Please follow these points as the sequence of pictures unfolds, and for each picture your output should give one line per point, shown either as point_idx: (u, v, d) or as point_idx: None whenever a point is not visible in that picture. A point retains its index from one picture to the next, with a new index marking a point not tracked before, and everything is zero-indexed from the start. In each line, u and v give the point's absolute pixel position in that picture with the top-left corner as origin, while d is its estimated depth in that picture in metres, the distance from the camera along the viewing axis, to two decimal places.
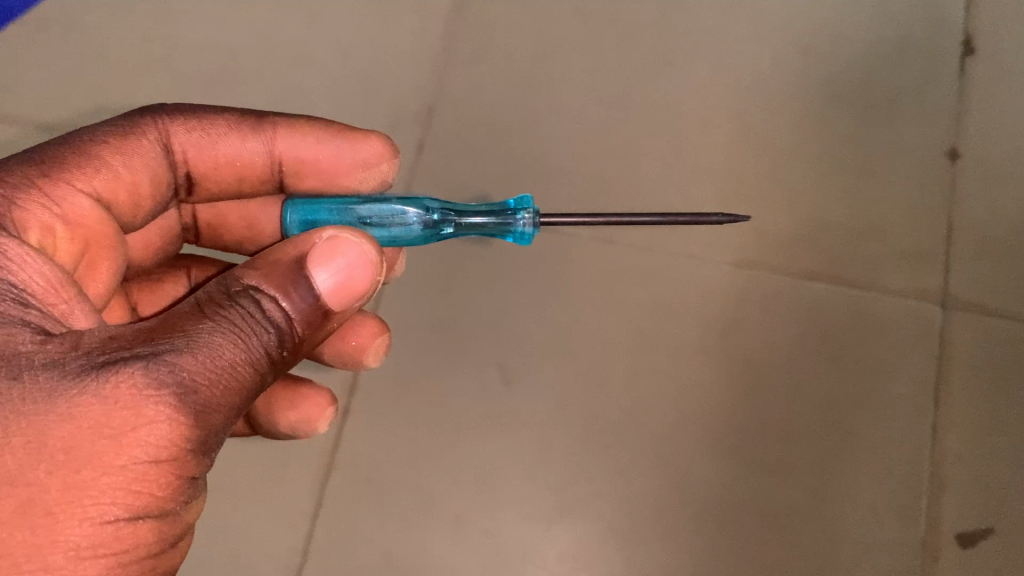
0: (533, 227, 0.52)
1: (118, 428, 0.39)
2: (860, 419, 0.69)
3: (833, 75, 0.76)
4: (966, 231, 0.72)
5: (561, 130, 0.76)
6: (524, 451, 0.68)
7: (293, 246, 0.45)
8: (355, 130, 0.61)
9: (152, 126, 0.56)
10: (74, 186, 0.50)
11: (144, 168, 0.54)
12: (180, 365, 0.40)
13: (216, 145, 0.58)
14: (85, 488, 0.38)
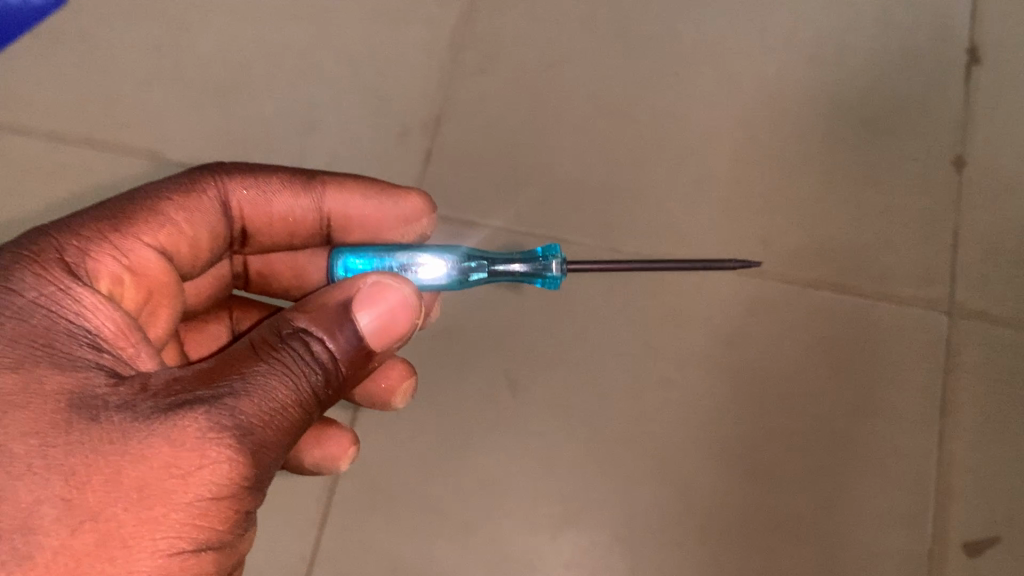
0: (560, 272, 0.57)
1: (186, 466, 0.41)
2: (869, 427, 0.69)
3: (840, 84, 0.76)
4: (973, 239, 0.72)
5: (570, 138, 0.76)
6: (531, 457, 0.69)
7: (337, 293, 0.49)
8: (398, 187, 0.65)
9: (212, 185, 0.60)
10: (142, 239, 0.54)
11: (202, 224, 0.58)
12: (241, 407, 0.43)
13: (271, 203, 0.62)
14: (156, 524, 0.41)
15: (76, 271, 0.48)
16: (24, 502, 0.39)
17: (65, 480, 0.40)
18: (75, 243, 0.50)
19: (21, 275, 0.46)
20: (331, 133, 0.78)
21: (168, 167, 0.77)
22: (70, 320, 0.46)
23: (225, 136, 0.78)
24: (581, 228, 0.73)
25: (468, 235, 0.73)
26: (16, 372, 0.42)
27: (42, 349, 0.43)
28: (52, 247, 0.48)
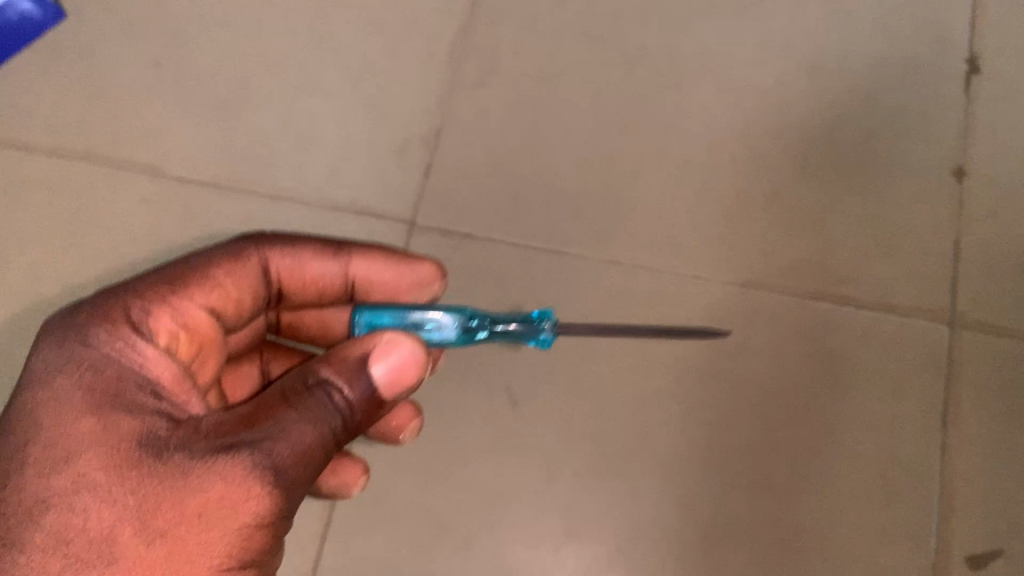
0: (553, 333, 0.59)
1: (223, 506, 0.47)
2: (870, 440, 0.68)
3: (840, 96, 0.76)
4: (974, 249, 0.72)
5: (570, 149, 0.76)
6: (533, 471, 0.69)
7: (355, 346, 0.52)
8: (415, 255, 0.66)
9: (255, 254, 0.63)
10: (193, 299, 0.59)
11: (243, 284, 0.62)
12: (277, 449, 0.48)
13: (306, 267, 0.65)
14: (212, 546, 0.47)
15: (141, 325, 0.55)
16: (93, 534, 0.46)
17: (126, 517, 0.46)
18: (139, 301, 0.56)
19: (97, 335, 0.53)
20: (331, 146, 0.78)
21: (169, 182, 0.77)
22: (136, 371, 0.52)
23: (225, 150, 0.78)
24: (582, 241, 0.73)
25: (469, 249, 0.73)
26: (91, 419, 0.49)
27: (112, 401, 0.50)
28: (120, 306, 0.55)
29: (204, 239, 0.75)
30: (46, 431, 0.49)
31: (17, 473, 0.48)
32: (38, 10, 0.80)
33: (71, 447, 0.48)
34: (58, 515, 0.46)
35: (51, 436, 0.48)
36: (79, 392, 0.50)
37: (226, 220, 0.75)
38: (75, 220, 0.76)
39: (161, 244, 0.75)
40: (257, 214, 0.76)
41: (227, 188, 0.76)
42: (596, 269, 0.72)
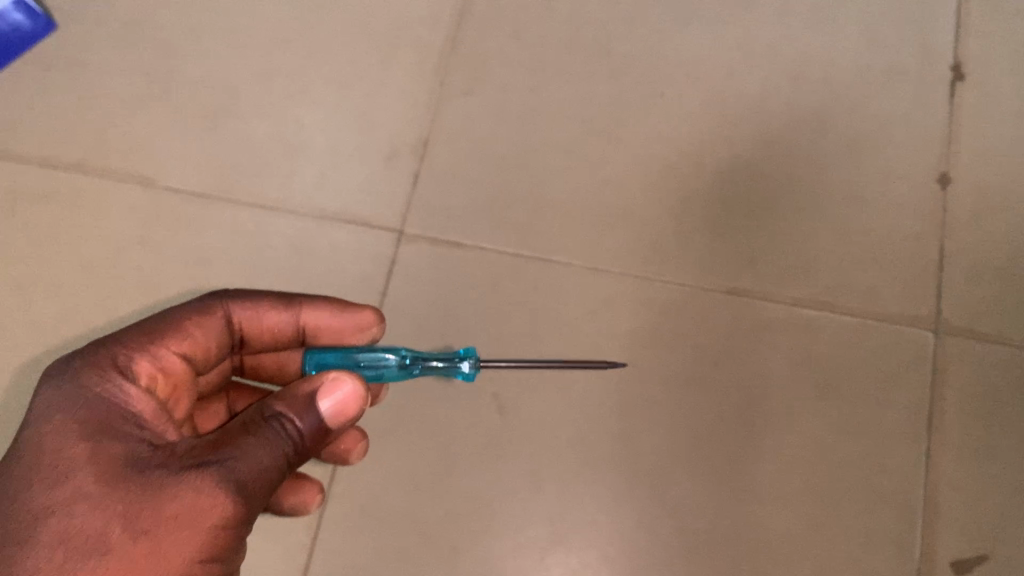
0: (475, 369, 0.64)
1: (196, 515, 0.49)
2: (855, 446, 0.69)
3: (824, 105, 0.77)
4: (958, 256, 0.72)
5: (556, 158, 0.76)
6: (519, 478, 0.69)
7: (304, 383, 0.55)
8: (354, 303, 0.67)
9: (219, 307, 0.63)
10: (166, 347, 0.59)
11: (210, 337, 0.62)
12: (239, 467, 0.51)
13: (263, 317, 0.65)
14: (184, 546, 0.49)
15: (117, 369, 0.55)
16: (81, 539, 0.48)
17: (112, 523, 0.49)
18: (115, 349, 0.57)
19: (82, 374, 0.54)
20: (319, 156, 0.78)
21: (160, 193, 0.77)
22: (120, 406, 0.54)
23: (214, 160, 0.78)
24: (568, 250, 0.74)
25: (456, 258, 0.74)
26: (81, 447, 0.51)
27: (97, 434, 0.52)
28: (104, 350, 0.56)
29: (193, 249, 0.76)
30: (38, 456, 0.51)
31: (14, 490, 0.50)
32: (29, 21, 0.80)
33: (61, 469, 0.50)
34: (53, 523, 0.49)
35: (44, 460, 0.51)
36: (66, 423, 0.52)
37: (215, 230, 0.76)
38: (65, 230, 0.76)
39: (151, 254, 0.76)
40: (245, 224, 0.76)
41: (216, 198, 0.77)
42: (582, 277, 0.73)
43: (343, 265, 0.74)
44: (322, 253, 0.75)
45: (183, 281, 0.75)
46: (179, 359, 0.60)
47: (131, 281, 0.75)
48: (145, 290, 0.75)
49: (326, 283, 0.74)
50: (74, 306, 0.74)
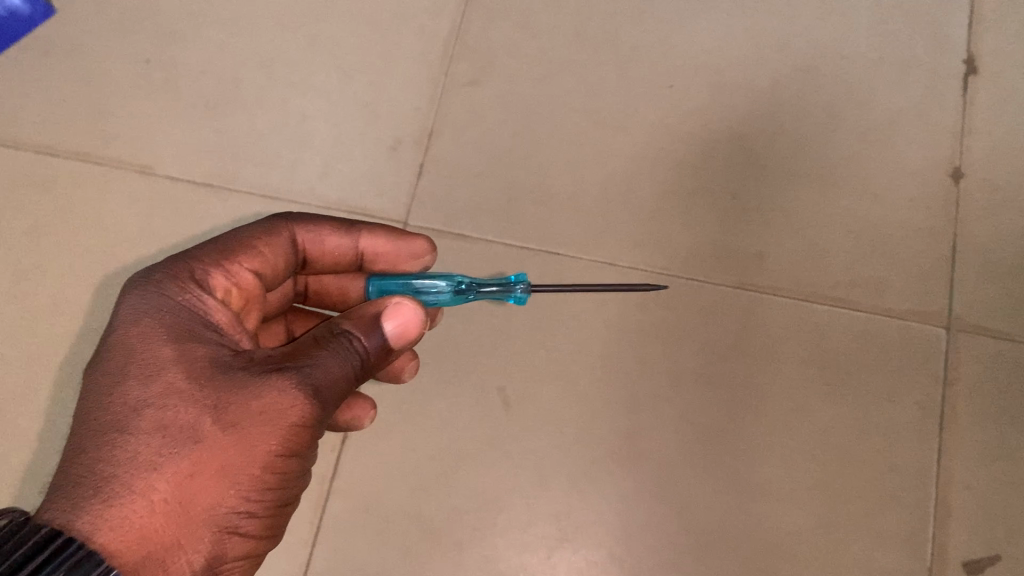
0: (526, 293, 0.62)
1: (282, 412, 0.49)
2: (866, 444, 0.68)
3: (835, 97, 0.76)
4: (971, 251, 0.71)
5: (564, 149, 0.75)
6: (524, 474, 0.68)
7: (368, 306, 0.55)
8: (406, 230, 0.66)
9: (284, 230, 0.62)
10: (239, 263, 0.59)
11: (275, 259, 0.61)
12: (315, 373, 0.51)
13: (324, 240, 0.64)
14: (269, 439, 0.49)
15: (194, 282, 0.56)
16: (173, 428, 0.48)
17: (201, 416, 0.49)
18: (191, 264, 0.57)
19: (164, 285, 0.54)
20: (323, 146, 0.77)
21: (161, 182, 0.76)
22: (200, 313, 0.54)
23: (217, 149, 0.77)
24: (576, 242, 0.73)
25: (461, 250, 0.72)
26: (170, 347, 0.51)
27: (182, 338, 0.52)
28: (183, 261, 0.56)
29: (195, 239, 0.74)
30: (124, 358, 0.51)
31: (103, 387, 0.50)
32: (26, 5, 0.79)
33: (147, 367, 0.50)
34: (145, 415, 0.48)
35: (134, 359, 0.51)
36: (151, 327, 0.52)
37: (217, 219, 0.75)
38: (65, 219, 0.75)
39: (152, 243, 0.74)
40: (248, 213, 0.75)
41: (218, 187, 0.75)
42: (590, 271, 0.72)
43: None
44: None
45: None
46: (249, 276, 0.60)
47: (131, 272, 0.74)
48: None
49: None
50: (74, 295, 0.73)
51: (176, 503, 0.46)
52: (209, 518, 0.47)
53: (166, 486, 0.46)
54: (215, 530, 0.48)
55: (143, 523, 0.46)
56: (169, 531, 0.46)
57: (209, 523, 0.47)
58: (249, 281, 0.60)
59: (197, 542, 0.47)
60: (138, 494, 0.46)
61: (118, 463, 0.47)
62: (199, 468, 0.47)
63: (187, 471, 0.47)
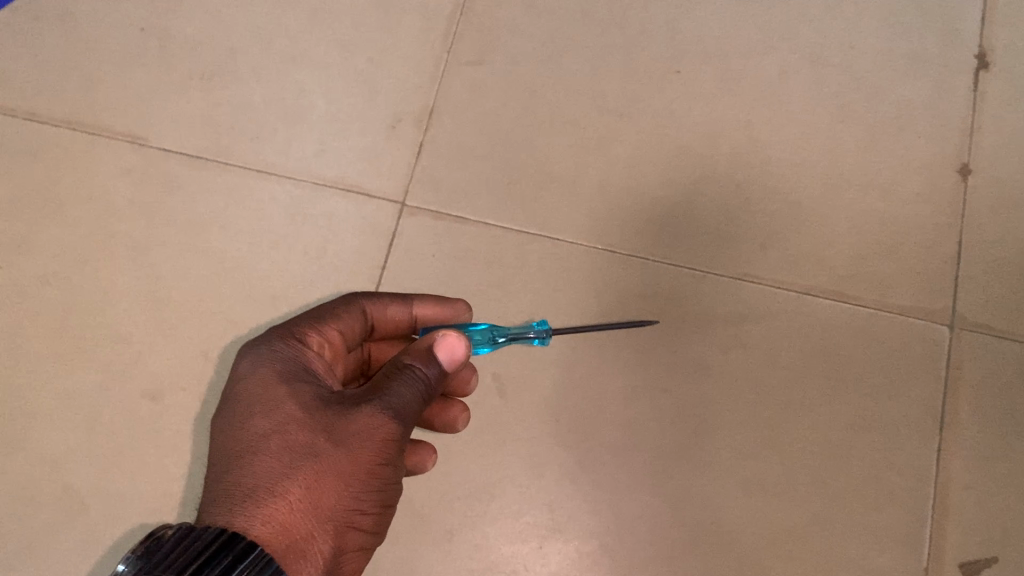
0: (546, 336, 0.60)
1: (379, 426, 0.50)
2: (865, 442, 0.67)
3: (844, 89, 0.74)
4: (977, 248, 0.70)
5: (566, 132, 0.74)
6: (517, 462, 0.67)
7: (421, 339, 0.54)
8: (448, 298, 0.65)
9: (357, 302, 0.62)
10: (325, 325, 0.59)
11: (352, 328, 0.61)
12: (395, 396, 0.51)
13: (386, 311, 0.63)
14: (372, 451, 0.49)
15: (296, 338, 0.56)
16: (295, 447, 0.49)
17: (314, 436, 0.49)
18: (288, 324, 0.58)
19: (274, 342, 0.55)
20: (320, 122, 0.75)
21: (151, 154, 0.74)
22: (295, 365, 0.54)
23: (211, 121, 0.75)
24: (575, 228, 0.71)
25: (459, 233, 0.71)
26: (281, 386, 0.52)
27: (291, 377, 0.53)
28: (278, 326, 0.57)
29: (187, 214, 0.73)
30: (245, 400, 0.52)
31: (233, 420, 0.51)
32: None
33: (264, 401, 0.51)
34: (271, 438, 0.49)
35: (256, 396, 0.52)
36: (264, 376, 0.53)
37: (211, 194, 0.73)
38: (53, 187, 0.73)
39: (144, 216, 0.73)
40: (243, 189, 0.73)
41: (213, 161, 0.74)
42: (589, 258, 0.70)
43: (341, 236, 0.72)
44: (320, 222, 0.72)
45: (175, 246, 0.72)
46: (336, 337, 0.59)
47: (120, 245, 0.72)
48: (136, 256, 0.72)
49: (324, 254, 0.71)
50: (62, 266, 0.71)
51: (306, 505, 0.48)
52: (334, 515, 0.48)
53: (298, 491, 0.48)
54: (338, 526, 0.48)
55: (284, 522, 0.47)
56: (307, 530, 0.47)
57: (335, 520, 0.48)
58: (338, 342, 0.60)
59: (326, 537, 0.48)
60: (280, 499, 0.47)
61: (257, 477, 0.48)
62: (323, 474, 0.48)
63: (309, 482, 0.48)
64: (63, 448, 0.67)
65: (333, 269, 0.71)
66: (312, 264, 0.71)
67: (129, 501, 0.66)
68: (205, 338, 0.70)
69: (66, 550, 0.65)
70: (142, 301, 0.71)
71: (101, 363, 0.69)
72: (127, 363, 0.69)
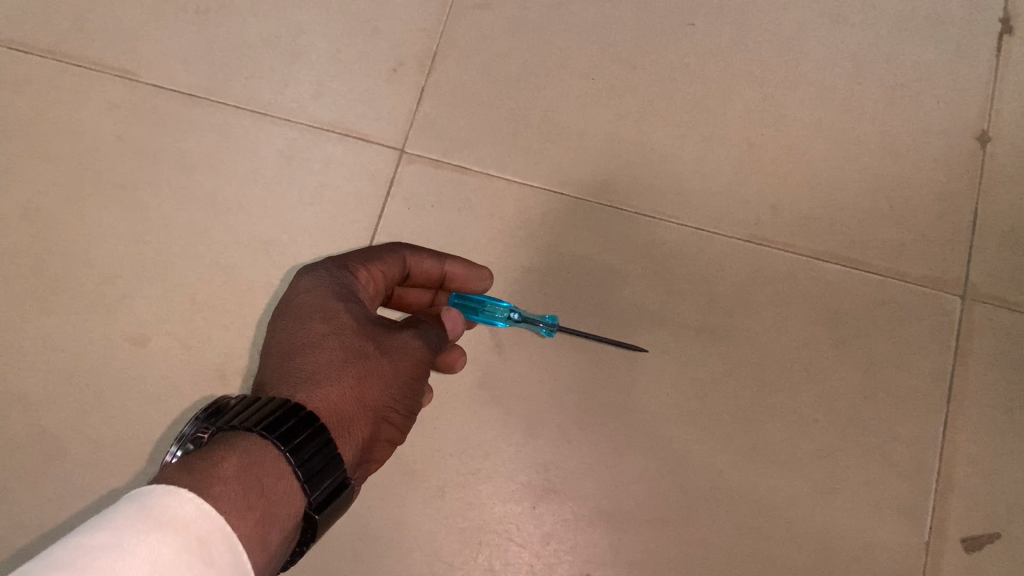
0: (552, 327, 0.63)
1: (416, 348, 0.54)
2: (869, 411, 0.65)
3: (864, 49, 0.72)
4: (993, 220, 0.68)
5: (574, 83, 0.71)
6: (513, 421, 0.65)
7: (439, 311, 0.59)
8: (474, 264, 0.64)
9: (397, 249, 0.60)
10: (371, 266, 0.58)
11: (391, 274, 0.59)
12: (426, 333, 0.55)
13: (421, 262, 0.61)
14: (408, 368, 0.53)
15: (349, 266, 0.57)
16: (351, 348, 0.52)
17: (366, 344, 0.52)
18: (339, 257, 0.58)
19: (332, 267, 0.56)
20: (318, 62, 0.72)
21: (142, 88, 0.71)
22: (342, 299, 0.54)
23: (204, 57, 0.71)
24: (580, 182, 0.69)
25: (461, 183, 0.69)
26: (338, 303, 0.54)
27: (347, 297, 0.55)
28: (328, 264, 0.56)
29: (178, 153, 0.70)
30: (303, 306, 0.54)
31: (291, 322, 0.53)
32: None
33: (321, 310, 0.53)
34: (330, 339, 0.52)
35: (313, 304, 0.54)
36: (323, 293, 0.54)
37: (202, 133, 0.70)
38: (35, 120, 0.70)
39: (131, 153, 0.70)
40: (236, 129, 0.70)
41: (204, 99, 0.71)
42: (594, 215, 0.68)
43: (338, 182, 0.69)
44: (315, 167, 0.70)
45: (164, 186, 0.69)
46: (379, 276, 0.58)
47: (105, 182, 0.69)
48: (122, 194, 0.69)
49: (319, 199, 0.69)
50: (44, 203, 0.68)
51: (354, 396, 0.50)
52: (374, 410, 0.51)
53: (349, 381, 0.50)
54: (374, 420, 0.51)
55: (337, 401, 0.49)
56: (354, 413, 0.50)
57: (374, 412, 0.51)
58: (381, 282, 0.59)
59: (365, 423, 0.50)
60: (336, 382, 0.50)
61: (317, 365, 0.50)
62: (370, 374, 0.51)
63: (358, 377, 0.51)
64: (42, 391, 0.65)
65: (328, 215, 0.69)
66: (307, 209, 0.69)
67: (110, 448, 0.64)
68: (193, 282, 0.67)
69: (42, 496, 0.63)
70: (128, 241, 0.68)
71: (84, 304, 0.67)
72: (111, 305, 0.67)
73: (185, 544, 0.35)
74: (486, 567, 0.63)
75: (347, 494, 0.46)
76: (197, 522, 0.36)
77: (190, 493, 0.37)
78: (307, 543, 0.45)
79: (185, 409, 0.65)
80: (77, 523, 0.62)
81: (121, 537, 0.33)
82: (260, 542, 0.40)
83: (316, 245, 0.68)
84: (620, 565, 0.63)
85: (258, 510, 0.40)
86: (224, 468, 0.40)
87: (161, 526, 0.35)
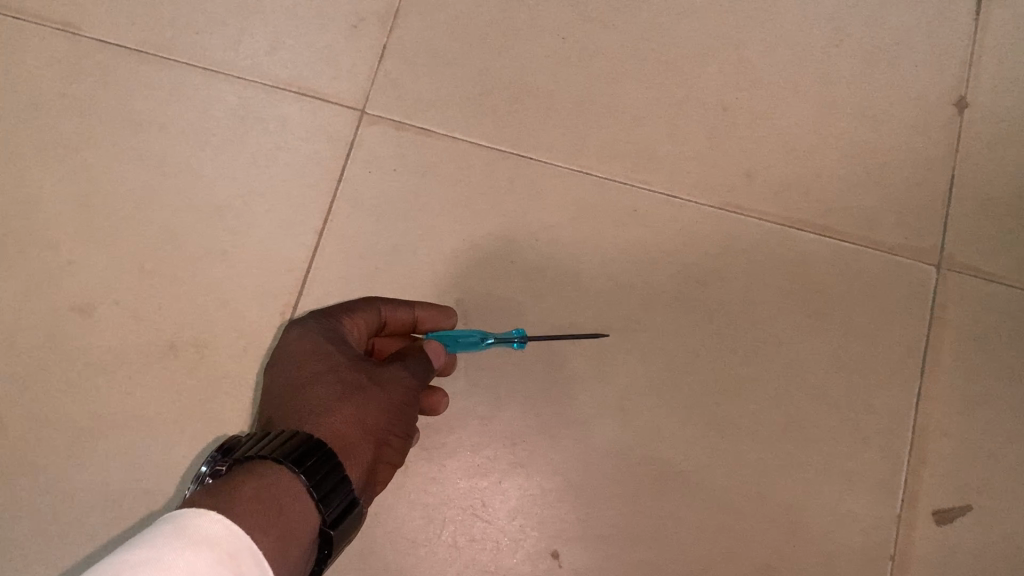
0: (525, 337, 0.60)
1: (405, 375, 0.53)
2: (843, 383, 0.64)
3: (842, 10, 0.69)
4: (969, 188, 0.67)
5: (542, 42, 0.68)
6: (480, 393, 0.63)
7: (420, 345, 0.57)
8: (441, 308, 0.60)
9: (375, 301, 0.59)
10: (354, 315, 0.57)
11: (374, 322, 0.58)
12: (415, 360, 0.55)
13: (398, 309, 0.59)
14: (402, 393, 0.53)
15: (334, 316, 0.57)
16: (347, 382, 0.52)
17: (360, 377, 0.52)
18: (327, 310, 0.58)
19: (320, 318, 0.56)
20: (273, 17, 0.68)
21: (84, 43, 0.66)
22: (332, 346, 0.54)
23: (150, 10, 0.67)
24: (549, 146, 0.66)
25: (425, 146, 0.66)
26: (331, 347, 0.54)
27: (338, 342, 0.55)
28: (316, 317, 0.56)
29: (125, 113, 0.66)
30: (297, 353, 0.54)
31: (288, 369, 0.54)
32: None
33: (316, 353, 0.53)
34: (327, 377, 0.52)
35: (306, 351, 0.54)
36: (313, 341, 0.54)
37: (149, 91, 0.66)
38: None
39: (73, 111, 0.66)
40: (187, 87, 0.66)
41: (152, 55, 0.67)
42: (564, 180, 0.66)
43: (295, 143, 0.66)
44: (271, 127, 0.66)
45: (110, 147, 0.65)
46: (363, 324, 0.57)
47: (46, 142, 0.65)
48: (64, 156, 0.65)
49: (275, 161, 0.66)
50: None
51: (357, 424, 0.50)
52: (374, 432, 0.51)
53: (349, 409, 0.50)
54: (376, 443, 0.51)
55: (341, 429, 0.49)
56: (358, 440, 0.50)
57: (375, 436, 0.51)
58: (365, 330, 0.57)
59: (368, 447, 0.50)
60: (337, 413, 0.50)
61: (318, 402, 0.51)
62: (368, 402, 0.51)
63: (357, 407, 0.51)
64: None
65: (285, 178, 0.65)
66: (263, 173, 0.66)
67: (54, 423, 0.61)
68: (141, 249, 0.64)
69: None
70: (71, 205, 0.64)
71: (24, 272, 0.63)
72: (54, 273, 0.63)
73: (219, 561, 0.35)
74: (451, 544, 0.61)
75: (358, 513, 0.46)
76: (226, 540, 0.37)
77: (218, 514, 0.38)
78: (322, 564, 0.44)
79: (134, 382, 0.62)
80: (18, 501, 0.60)
81: (162, 552, 0.34)
82: (283, 556, 0.40)
83: (273, 210, 0.65)
84: (587, 540, 0.61)
85: (279, 526, 0.40)
86: (244, 490, 0.41)
87: (195, 542, 0.35)
